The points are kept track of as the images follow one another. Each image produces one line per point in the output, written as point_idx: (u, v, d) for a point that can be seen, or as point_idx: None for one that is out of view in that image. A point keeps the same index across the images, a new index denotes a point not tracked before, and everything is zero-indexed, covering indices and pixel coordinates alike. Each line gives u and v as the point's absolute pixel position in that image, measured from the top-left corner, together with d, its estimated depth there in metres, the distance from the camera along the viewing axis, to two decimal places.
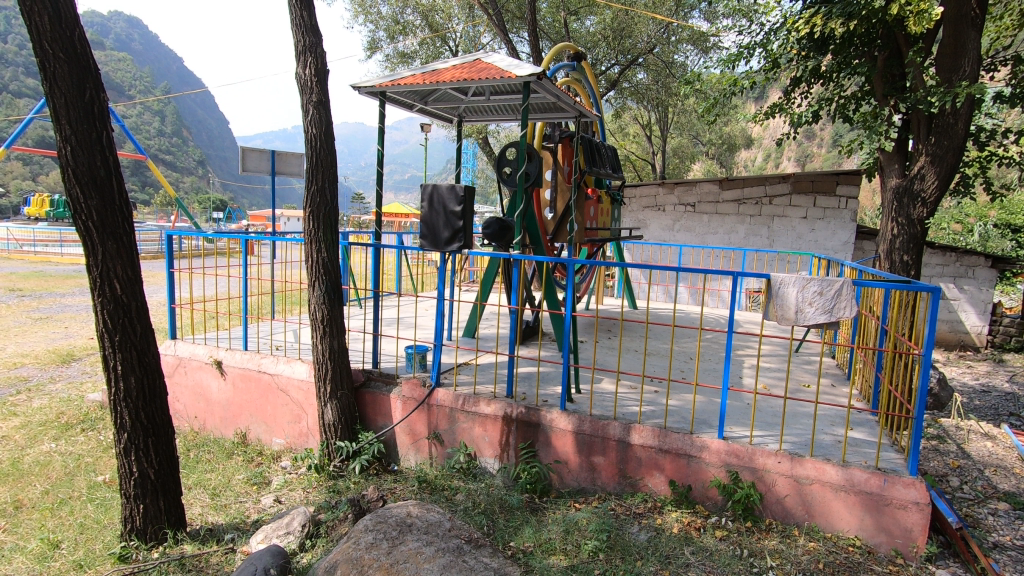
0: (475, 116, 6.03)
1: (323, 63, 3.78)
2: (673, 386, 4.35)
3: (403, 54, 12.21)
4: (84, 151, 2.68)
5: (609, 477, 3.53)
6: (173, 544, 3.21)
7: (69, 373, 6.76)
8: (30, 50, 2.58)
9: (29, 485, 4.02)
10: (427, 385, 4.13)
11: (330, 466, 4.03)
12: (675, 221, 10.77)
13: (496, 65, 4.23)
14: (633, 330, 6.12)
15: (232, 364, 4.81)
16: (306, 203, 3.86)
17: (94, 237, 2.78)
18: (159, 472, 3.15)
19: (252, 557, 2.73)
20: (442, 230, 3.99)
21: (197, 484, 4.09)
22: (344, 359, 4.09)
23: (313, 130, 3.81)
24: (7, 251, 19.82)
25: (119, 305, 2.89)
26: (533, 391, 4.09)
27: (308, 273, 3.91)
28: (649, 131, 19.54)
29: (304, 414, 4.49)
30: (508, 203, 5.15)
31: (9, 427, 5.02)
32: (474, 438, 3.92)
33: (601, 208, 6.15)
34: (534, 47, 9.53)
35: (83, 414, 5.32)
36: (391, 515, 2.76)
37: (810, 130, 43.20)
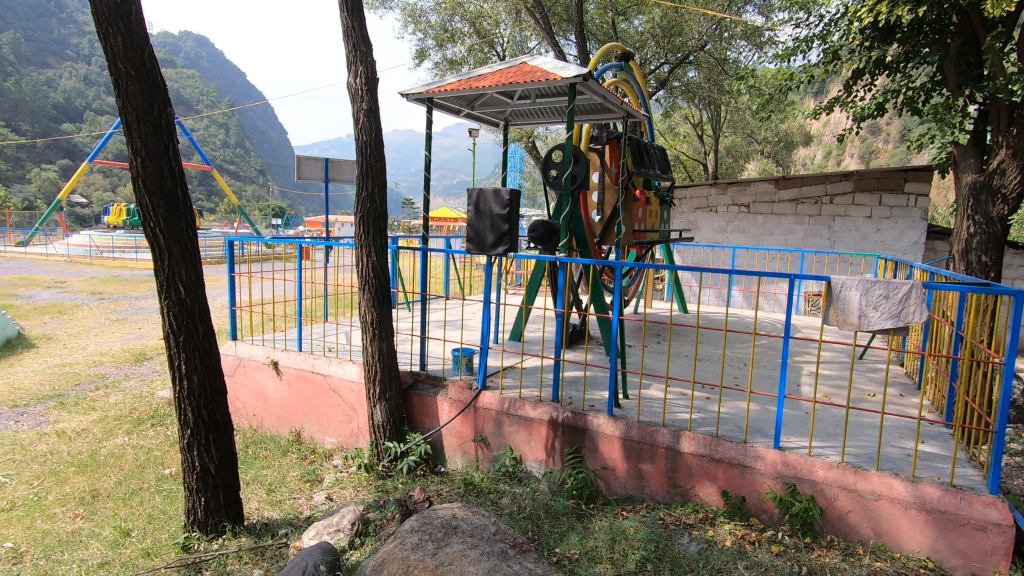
0: (521, 120, 6.06)
1: (373, 72, 3.88)
2: (726, 393, 4.19)
3: (452, 61, 12.40)
4: (153, 163, 2.85)
5: (658, 485, 3.44)
6: (231, 537, 3.35)
7: (142, 371, 7.22)
8: (107, 69, 2.77)
9: (105, 476, 4.31)
10: (474, 388, 4.15)
11: (379, 466, 4.12)
12: (728, 223, 10.46)
13: (542, 67, 4.20)
14: (684, 335, 5.97)
15: (288, 365, 4.98)
16: (356, 208, 3.96)
17: (162, 243, 2.94)
18: (220, 468, 3.30)
19: (304, 553, 2.79)
20: (488, 234, 4.00)
21: (255, 479, 4.27)
22: (393, 361, 4.17)
23: (363, 137, 3.90)
24: (89, 257, 21.50)
25: (183, 307, 3.04)
26: (579, 396, 4.04)
27: (359, 277, 4.01)
28: (701, 130, 19.05)
29: (355, 414, 4.61)
30: (555, 206, 5.11)
31: (89, 421, 5.39)
32: (520, 442, 3.91)
33: (649, 210, 6.00)
34: (581, 49, 9.46)
35: (153, 409, 5.65)
36: (437, 516, 2.78)
37: (875, 124, 41.03)
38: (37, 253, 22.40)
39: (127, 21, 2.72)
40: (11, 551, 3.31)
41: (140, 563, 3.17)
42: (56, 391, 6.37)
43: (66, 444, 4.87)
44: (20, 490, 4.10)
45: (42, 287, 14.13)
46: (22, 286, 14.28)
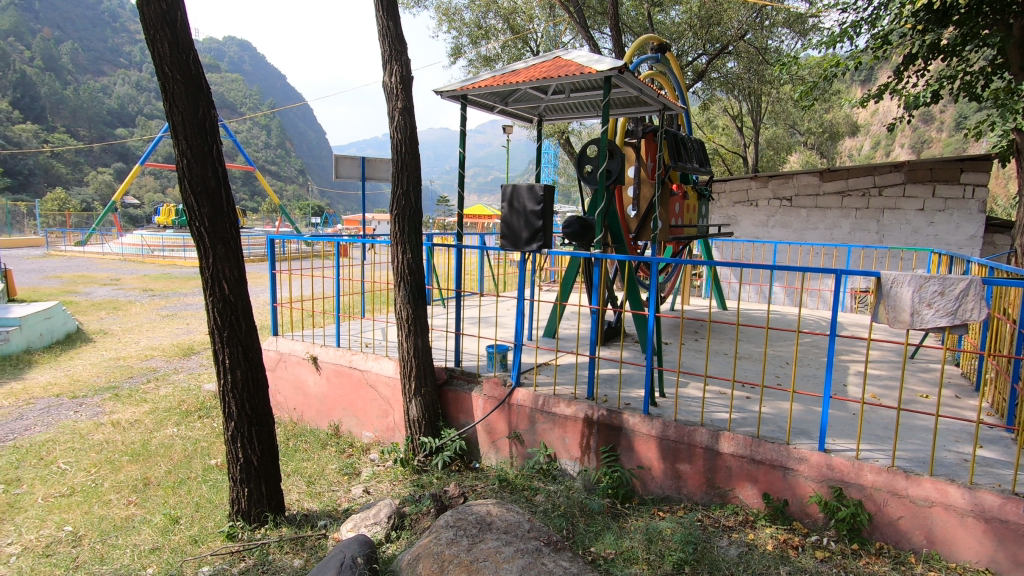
0: (555, 115, 6.01)
1: (408, 70, 3.91)
2: (768, 393, 4.07)
3: (486, 58, 12.41)
4: (198, 163, 2.95)
5: (696, 486, 3.36)
6: (273, 527, 3.45)
7: (190, 365, 7.52)
8: (155, 74, 2.87)
9: (156, 465, 4.50)
10: (508, 385, 4.15)
11: (415, 460, 4.17)
12: (769, 217, 10.16)
13: (576, 61, 4.15)
14: (723, 332, 5.82)
15: (326, 360, 5.09)
16: (392, 206, 4.00)
17: (207, 241, 3.04)
18: (262, 459, 3.40)
19: (342, 545, 2.84)
20: (522, 230, 3.98)
21: (295, 471, 4.39)
22: (428, 357, 4.21)
23: (398, 136, 3.94)
24: (142, 256, 22.54)
25: (227, 304, 3.14)
26: (615, 393, 3.99)
27: (394, 274, 4.06)
28: (741, 122, 18.53)
29: (391, 409, 4.68)
30: (589, 202, 5.05)
31: (141, 412, 5.65)
32: (554, 440, 3.88)
33: (687, 205, 5.88)
34: (616, 42, 9.33)
35: (200, 402, 5.88)
36: (471, 512, 2.80)
37: (928, 112, 39.08)
38: (95, 252, 23.60)
39: (173, 27, 2.82)
40: (71, 534, 3.50)
41: (188, 549, 3.30)
42: (111, 383, 6.70)
43: (121, 434, 5.11)
44: (79, 476, 4.32)
45: (99, 284, 14.88)
46: (81, 283, 15.07)
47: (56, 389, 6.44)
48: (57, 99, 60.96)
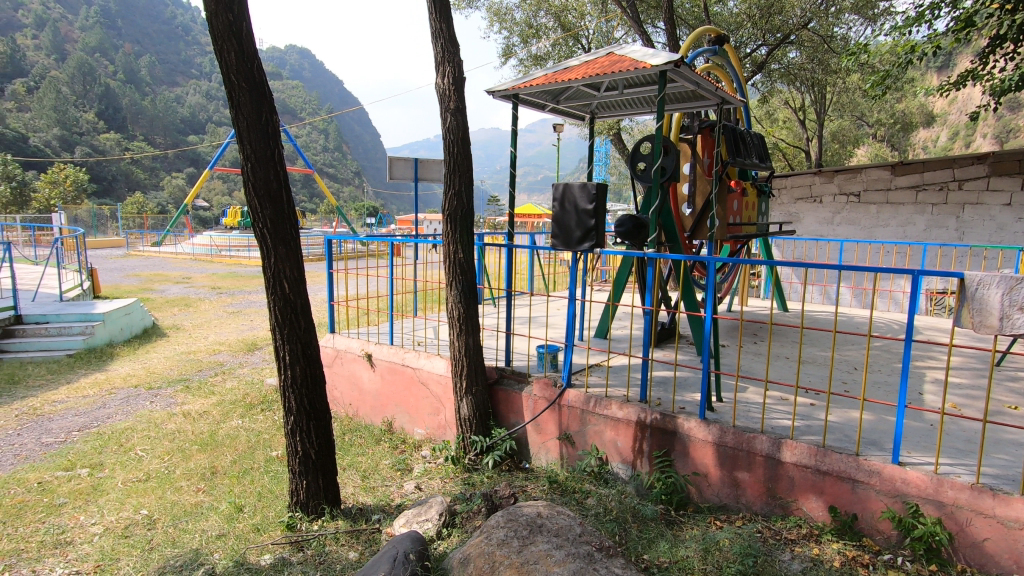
0: (608, 113, 5.92)
1: (460, 71, 3.94)
2: (834, 400, 3.85)
3: (537, 57, 12.37)
4: (262, 167, 3.06)
5: (755, 495, 3.22)
6: (330, 519, 3.55)
7: (253, 360, 7.88)
8: (222, 83, 3.00)
9: (223, 455, 4.73)
10: (559, 386, 4.11)
11: (466, 459, 4.19)
12: (834, 214, 9.65)
13: (631, 56, 4.05)
14: (784, 335, 5.57)
15: (380, 357, 5.21)
16: (444, 206, 4.04)
17: (269, 242, 3.16)
18: (319, 453, 3.51)
19: (394, 541, 2.88)
20: (574, 229, 3.93)
21: (351, 465, 4.51)
22: (479, 356, 4.22)
23: (450, 136, 3.97)
24: (210, 255, 23.87)
25: (288, 302, 3.26)
26: (669, 396, 3.88)
27: (446, 273, 4.10)
28: (803, 114, 17.67)
29: (442, 406, 4.74)
30: (643, 200, 4.94)
31: (210, 404, 5.96)
32: (605, 443, 3.82)
33: (746, 202, 5.66)
34: (671, 36, 9.09)
35: (263, 395, 6.15)
36: (522, 514, 2.78)
37: (1015, 100, 36.05)
38: (169, 252, 25.17)
39: (239, 37, 2.94)
40: (146, 518, 3.72)
41: (251, 537, 3.44)
42: (183, 375, 7.12)
43: (191, 424, 5.42)
44: (154, 463, 4.60)
45: (172, 282, 15.85)
46: (157, 281, 16.11)
47: (134, 380, 6.90)
48: (136, 110, 65.42)
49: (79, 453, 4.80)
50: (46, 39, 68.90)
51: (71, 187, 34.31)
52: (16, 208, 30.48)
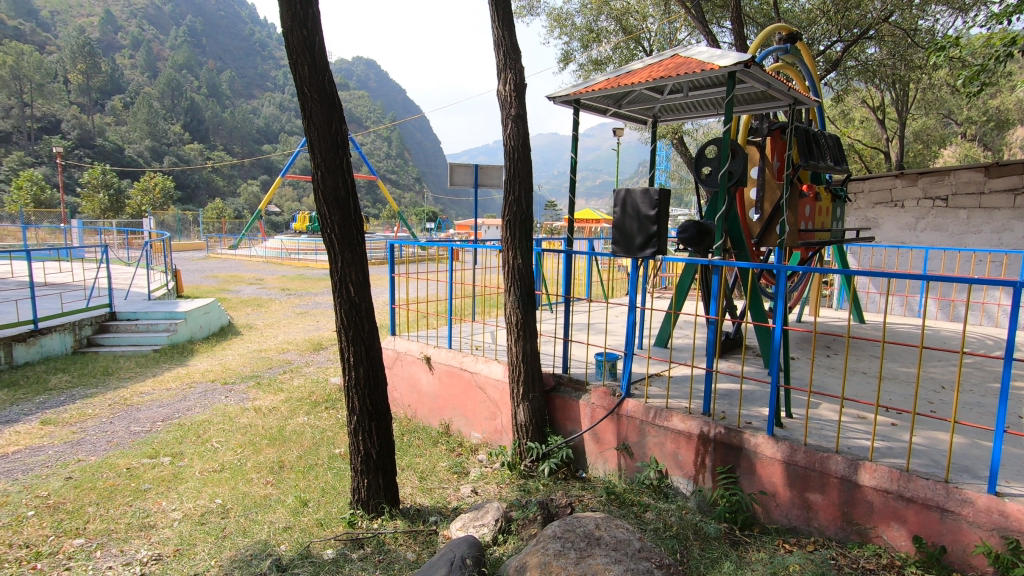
0: (671, 116, 5.79)
1: (521, 78, 3.96)
2: (920, 421, 3.57)
3: (597, 61, 12.27)
4: (331, 175, 3.18)
5: (829, 519, 3.03)
6: (389, 518, 3.63)
7: (319, 359, 8.21)
8: (296, 95, 3.15)
9: (290, 449, 4.95)
10: (618, 395, 4.03)
11: (522, 465, 4.19)
12: (918, 219, 9.00)
13: (697, 57, 3.92)
14: (862, 349, 5.23)
15: (439, 360, 5.29)
16: (503, 213, 4.06)
17: (336, 247, 3.28)
18: (380, 453, 3.59)
19: (452, 544, 2.90)
20: (635, 235, 3.85)
21: (409, 466, 4.60)
22: (537, 362, 4.21)
23: (511, 143, 4.00)
24: (281, 258, 25.17)
25: (353, 305, 3.36)
26: (734, 410, 3.72)
27: (505, 278, 4.11)
28: (882, 113, 16.61)
29: (499, 411, 4.76)
30: (708, 205, 4.80)
31: (278, 401, 6.26)
32: (666, 455, 3.70)
33: (819, 207, 5.37)
34: (738, 35, 8.77)
35: (328, 394, 6.39)
36: (579, 525, 2.73)
37: None
38: (245, 255, 26.74)
39: (312, 51, 3.08)
40: (220, 507, 3.94)
41: (315, 531, 3.56)
42: (255, 372, 7.51)
43: (262, 419, 5.70)
44: (228, 454, 4.87)
45: (247, 283, 16.81)
46: (233, 282, 17.14)
47: (212, 375, 7.35)
48: (217, 121, 70.08)
49: (163, 442, 5.15)
50: (142, 59, 75.16)
51: (160, 195, 37.14)
52: (112, 214, 33.32)
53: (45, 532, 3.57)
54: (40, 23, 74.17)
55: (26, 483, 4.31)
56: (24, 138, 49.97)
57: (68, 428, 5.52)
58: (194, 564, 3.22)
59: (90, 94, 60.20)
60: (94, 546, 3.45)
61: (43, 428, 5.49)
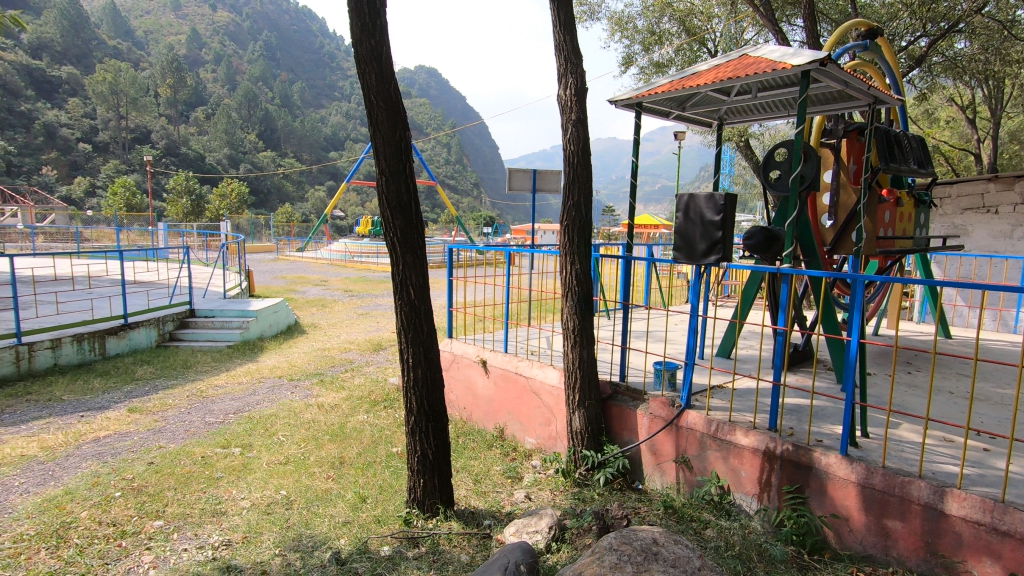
0: (738, 118, 5.59)
1: (582, 82, 3.93)
2: (1016, 447, 3.25)
3: (659, 64, 12.02)
4: (394, 180, 3.26)
5: (910, 549, 2.81)
6: (444, 519, 3.67)
7: (378, 359, 8.45)
8: (363, 102, 3.26)
9: (350, 446, 5.10)
10: (677, 406, 3.90)
11: (576, 473, 4.14)
12: (1014, 227, 8.24)
13: (767, 57, 3.77)
14: (949, 366, 4.84)
15: (495, 364, 5.31)
16: (562, 217, 4.03)
17: (398, 250, 3.36)
18: (436, 454, 3.64)
19: (506, 550, 2.90)
20: (699, 242, 3.72)
21: (464, 468, 4.64)
22: (593, 369, 4.15)
23: (571, 147, 3.98)
24: (344, 260, 26.18)
25: (412, 307, 3.43)
26: (803, 426, 3.52)
27: (562, 284, 4.08)
28: (973, 111, 15.38)
29: (554, 418, 4.72)
30: (776, 210, 4.59)
31: (340, 398, 6.48)
32: (728, 471, 3.55)
33: (900, 213, 5.02)
34: (811, 33, 8.36)
35: (386, 393, 6.56)
36: (637, 538, 2.66)
37: None
38: (311, 257, 28.00)
39: (379, 60, 3.17)
40: (285, 498, 4.11)
41: (373, 527, 3.64)
42: (318, 370, 7.83)
43: (324, 415, 5.92)
44: (293, 448, 5.08)
45: (312, 284, 17.58)
46: (300, 283, 17.98)
47: (279, 371, 7.71)
48: (289, 130, 73.85)
49: (234, 433, 5.44)
50: (223, 72, 80.42)
51: (236, 199, 39.47)
52: (193, 217, 35.74)
53: (129, 513, 3.85)
54: (136, 43, 80.78)
55: (114, 466, 4.66)
56: (119, 148, 54.53)
57: (151, 417, 5.93)
58: (260, 551, 3.37)
59: (177, 107, 64.95)
60: (172, 528, 3.68)
61: (130, 415, 5.93)
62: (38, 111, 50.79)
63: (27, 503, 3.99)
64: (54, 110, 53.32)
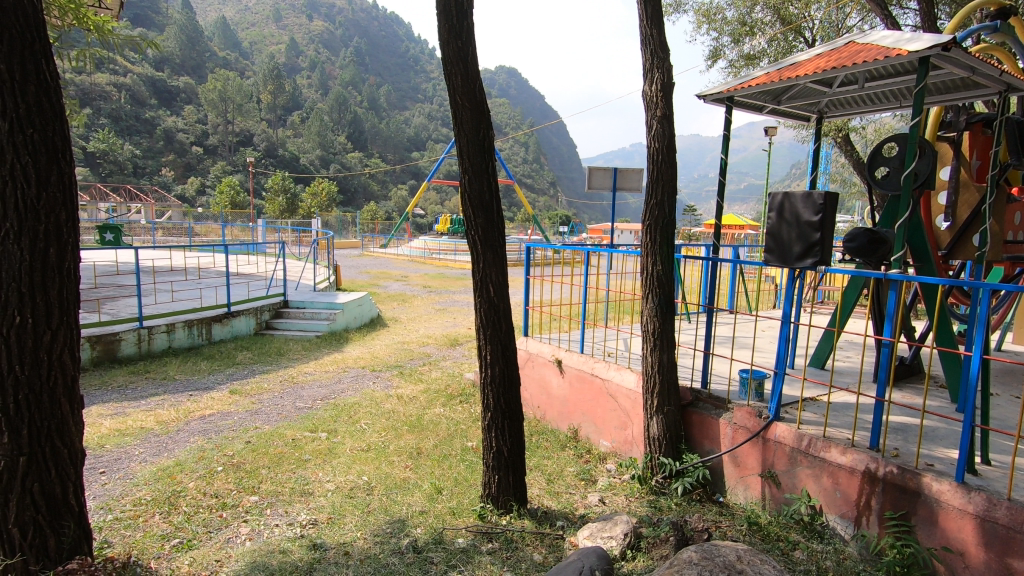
0: (840, 111, 5.19)
1: (670, 77, 3.80)
2: None
3: (750, 56, 11.42)
4: (477, 178, 3.30)
5: None
6: (517, 516, 3.68)
7: (455, 354, 8.66)
8: (449, 103, 3.32)
9: (427, 438, 5.26)
10: (765, 417, 3.69)
11: (652, 480, 4.01)
12: None
13: (878, 43, 3.46)
14: None
15: (570, 364, 5.27)
16: (644, 217, 3.92)
17: (479, 248, 3.40)
18: (511, 452, 3.65)
19: (580, 553, 2.86)
20: (794, 245, 3.49)
21: (537, 467, 4.65)
22: (673, 374, 4.00)
23: (656, 145, 3.86)
24: (424, 257, 27.12)
25: (491, 305, 3.45)
26: (910, 448, 3.21)
27: (643, 285, 3.97)
28: None
29: (630, 422, 4.60)
30: (884, 211, 4.18)
31: (419, 390, 6.71)
32: (820, 489, 3.30)
33: None
34: (928, 16, 7.60)
35: (462, 388, 6.70)
36: (718, 554, 2.54)
37: None
38: (394, 253, 29.18)
39: (465, 62, 3.22)
40: (366, 484, 4.30)
41: (448, 519, 3.73)
42: (399, 362, 8.13)
43: (403, 406, 6.13)
44: (374, 436, 5.31)
45: (395, 280, 18.31)
46: (383, 278, 18.78)
47: (362, 361, 8.09)
48: (375, 132, 77.36)
49: (321, 419, 5.76)
50: (316, 78, 85.61)
51: (327, 198, 41.86)
52: (288, 214, 38.35)
53: (230, 486, 4.18)
54: (242, 53, 87.77)
55: (217, 442, 5.08)
56: (226, 151, 59.48)
57: (249, 399, 6.41)
58: (344, 532, 3.54)
59: (276, 111, 69.90)
60: (265, 504, 3.96)
61: (231, 396, 6.44)
62: (160, 118, 56.46)
63: (144, 471, 4.43)
64: (173, 117, 59.09)
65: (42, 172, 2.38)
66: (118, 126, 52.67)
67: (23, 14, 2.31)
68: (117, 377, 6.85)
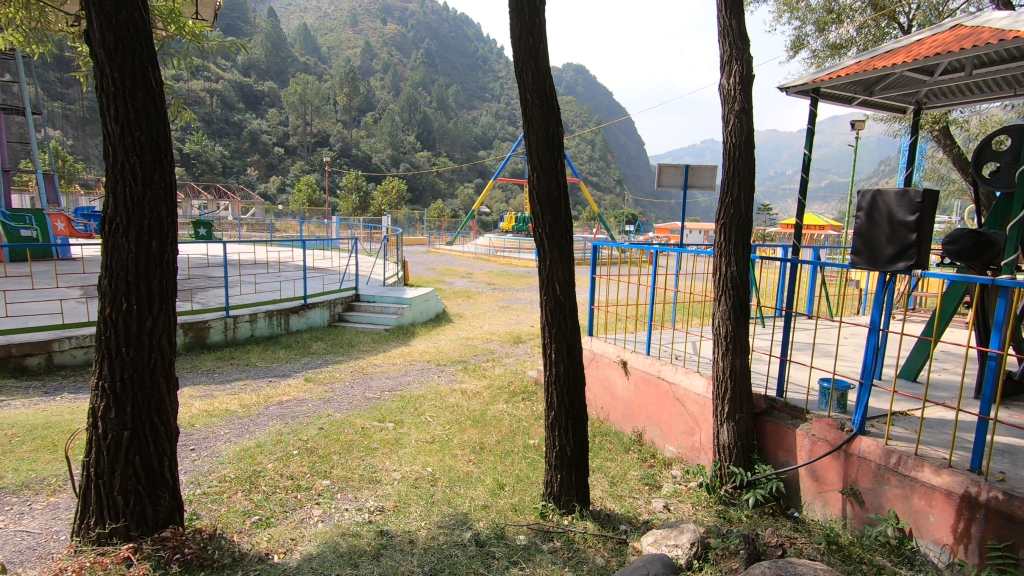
0: (943, 101, 4.77)
1: (749, 70, 3.63)
2: None
3: (836, 45, 10.72)
4: (545, 176, 3.29)
5: None
6: (579, 517, 3.64)
7: (518, 351, 8.70)
8: (520, 99, 3.33)
9: (490, 433, 5.31)
10: (847, 430, 3.45)
11: (721, 490, 3.85)
12: None
13: (991, 25, 3.16)
14: None
15: (636, 366, 5.16)
16: (718, 215, 3.77)
17: (547, 246, 3.38)
18: (574, 452, 3.61)
19: (645, 560, 2.81)
20: (885, 246, 3.23)
21: (601, 468, 4.59)
22: (746, 380, 3.82)
23: (732, 140, 3.69)
24: (488, 254, 27.45)
25: (557, 303, 3.43)
26: (1018, 473, 2.90)
27: (715, 286, 3.81)
28: None
29: (698, 428, 4.44)
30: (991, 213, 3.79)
31: (482, 386, 6.79)
32: (911, 511, 3.05)
33: None
34: None
35: (525, 385, 6.72)
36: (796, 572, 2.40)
37: None
38: (459, 250, 29.69)
39: (536, 59, 3.22)
40: (431, 475, 4.40)
41: (509, 515, 3.75)
42: (462, 357, 8.27)
43: (467, 401, 6.23)
44: (438, 429, 5.43)
45: (460, 276, 18.62)
46: (449, 274, 19.15)
47: (428, 355, 8.29)
48: (444, 131, 79.04)
49: (389, 409, 5.96)
50: (389, 80, 88.58)
51: (397, 196, 43.18)
52: (360, 211, 39.96)
53: (304, 469, 4.40)
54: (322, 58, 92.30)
55: (293, 427, 5.37)
56: (305, 151, 62.68)
57: (322, 387, 6.73)
58: (409, 521, 3.65)
59: (351, 113, 72.97)
60: (336, 488, 4.14)
61: (306, 384, 6.79)
62: (247, 121, 60.38)
63: (229, 450, 4.75)
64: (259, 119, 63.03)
65: (147, 171, 2.59)
66: (210, 129, 56.81)
67: (135, 28, 2.52)
68: (206, 361, 7.39)
